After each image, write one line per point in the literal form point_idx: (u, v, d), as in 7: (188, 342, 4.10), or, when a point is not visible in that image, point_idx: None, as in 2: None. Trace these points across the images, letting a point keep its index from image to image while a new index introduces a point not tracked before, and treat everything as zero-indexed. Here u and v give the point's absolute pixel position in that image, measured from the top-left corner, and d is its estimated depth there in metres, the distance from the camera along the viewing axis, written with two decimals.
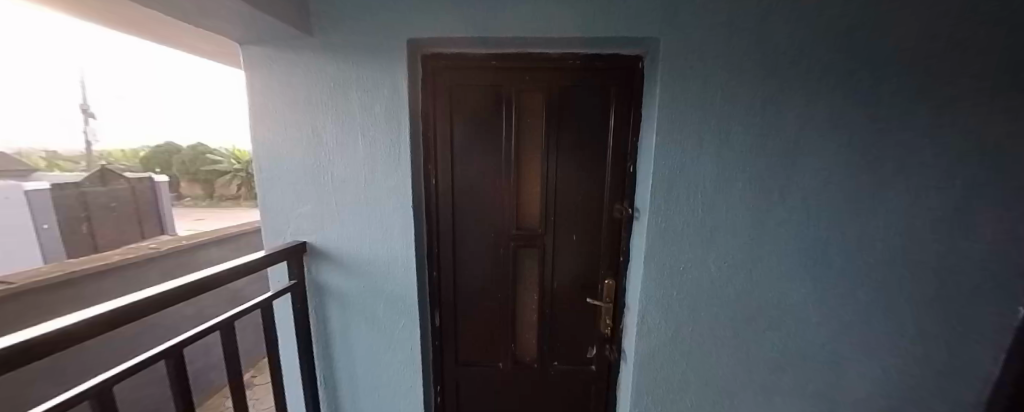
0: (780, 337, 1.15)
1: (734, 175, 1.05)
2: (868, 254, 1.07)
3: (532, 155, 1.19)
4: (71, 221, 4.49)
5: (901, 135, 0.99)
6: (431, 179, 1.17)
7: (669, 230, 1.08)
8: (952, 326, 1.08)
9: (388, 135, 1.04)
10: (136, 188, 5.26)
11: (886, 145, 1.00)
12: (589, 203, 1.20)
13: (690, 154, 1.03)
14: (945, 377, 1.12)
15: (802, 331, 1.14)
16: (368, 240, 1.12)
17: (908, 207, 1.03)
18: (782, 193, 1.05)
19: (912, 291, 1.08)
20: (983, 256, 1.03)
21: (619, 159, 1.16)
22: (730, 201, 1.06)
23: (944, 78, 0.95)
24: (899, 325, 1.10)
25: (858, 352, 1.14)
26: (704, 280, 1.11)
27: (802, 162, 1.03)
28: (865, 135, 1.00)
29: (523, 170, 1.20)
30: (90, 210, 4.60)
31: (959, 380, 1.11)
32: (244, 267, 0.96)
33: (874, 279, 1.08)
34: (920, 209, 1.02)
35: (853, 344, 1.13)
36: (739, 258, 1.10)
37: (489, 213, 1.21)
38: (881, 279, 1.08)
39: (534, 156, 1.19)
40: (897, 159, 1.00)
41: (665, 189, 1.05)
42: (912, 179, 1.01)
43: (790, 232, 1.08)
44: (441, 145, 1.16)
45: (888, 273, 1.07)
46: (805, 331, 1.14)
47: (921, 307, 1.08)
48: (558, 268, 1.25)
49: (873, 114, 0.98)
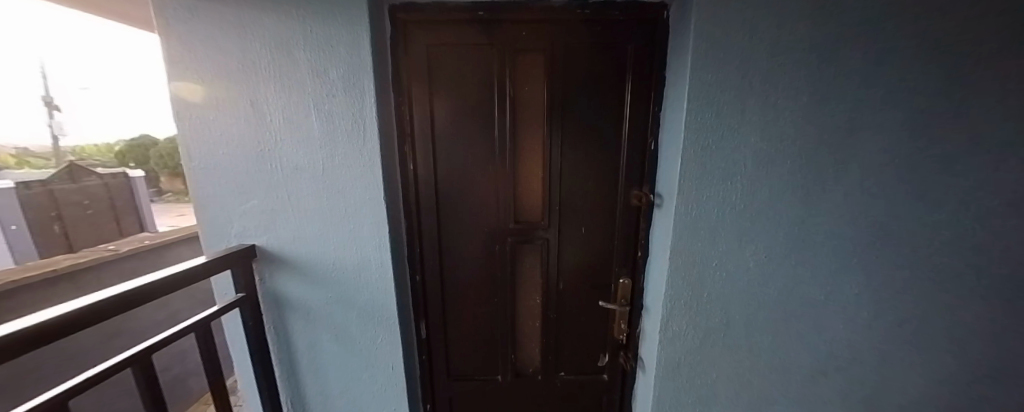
0: (825, 342, 0.97)
1: (780, 151, 0.84)
2: (937, 245, 0.88)
3: (530, 132, 0.98)
4: (43, 220, 4.18)
5: (995, 95, 0.78)
6: (408, 163, 0.95)
7: (700, 220, 0.88)
8: None
9: (348, 109, 0.81)
10: (110, 184, 4.96)
11: (971, 110, 0.79)
12: (600, 189, 1.00)
13: (727, 126, 0.82)
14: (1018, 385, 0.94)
15: (854, 336, 0.96)
16: (333, 241, 0.90)
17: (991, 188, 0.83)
18: (837, 172, 0.85)
19: (990, 287, 0.89)
20: None
21: (635, 134, 0.95)
22: (772, 184, 0.86)
23: None
24: (965, 328, 0.93)
25: (916, 360, 0.96)
26: (738, 279, 0.93)
27: (867, 132, 0.82)
28: (950, 96, 0.78)
29: (518, 150, 0.98)
30: (62, 208, 4.33)
31: None
32: (164, 282, 0.74)
33: (943, 275, 0.89)
34: (1007, 190, 0.83)
35: (911, 350, 0.95)
36: (780, 252, 0.91)
37: (479, 203, 1.00)
38: (950, 275, 0.89)
39: (531, 133, 0.98)
40: (987, 126, 0.80)
41: (696, 171, 0.84)
42: (1001, 152, 0.80)
43: (846, 219, 0.88)
44: (416, 123, 0.93)
45: (960, 268, 0.88)
46: (854, 335, 0.96)
47: (996, 308, 0.90)
48: (563, 267, 1.06)
49: (960, 68, 0.77)
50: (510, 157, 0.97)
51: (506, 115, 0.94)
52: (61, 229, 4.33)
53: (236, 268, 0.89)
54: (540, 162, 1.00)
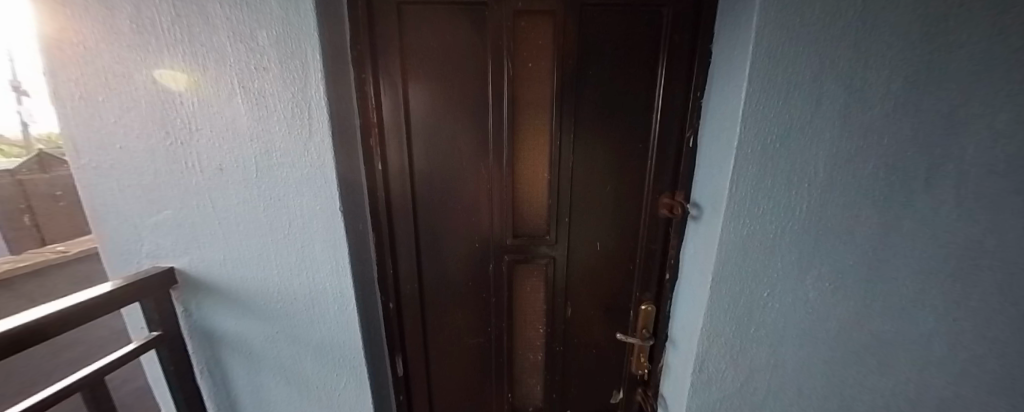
0: (898, 393, 0.77)
1: (859, 153, 0.64)
2: None
3: (533, 122, 0.76)
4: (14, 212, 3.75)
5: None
6: (376, 163, 0.73)
7: (751, 239, 0.68)
8: None
9: (287, 87, 0.59)
10: None
11: None
12: (620, 196, 0.80)
13: (795, 119, 0.62)
14: None
15: (934, 385, 0.76)
16: (274, 263, 0.69)
17: None
18: (929, 181, 0.65)
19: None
20: None
21: (667, 128, 0.75)
22: (848, 195, 0.66)
23: None
24: None
25: None
26: (793, 312, 0.74)
27: (973, 129, 0.63)
28: None
29: (516, 145, 0.77)
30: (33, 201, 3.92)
31: None
32: (38, 324, 0.55)
33: None
34: None
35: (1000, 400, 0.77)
36: (849, 281, 0.72)
37: (468, 213, 0.80)
38: None
39: (534, 125, 0.77)
40: None
41: (751, 178, 0.64)
42: None
43: (935, 240, 0.69)
44: (386, 110, 0.71)
45: None
46: (935, 381, 0.76)
47: None
48: (573, 291, 0.86)
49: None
50: (509, 155, 0.76)
51: (503, 101, 0.73)
52: (31, 222, 3.94)
53: (144, 300, 0.68)
54: (545, 163, 0.79)
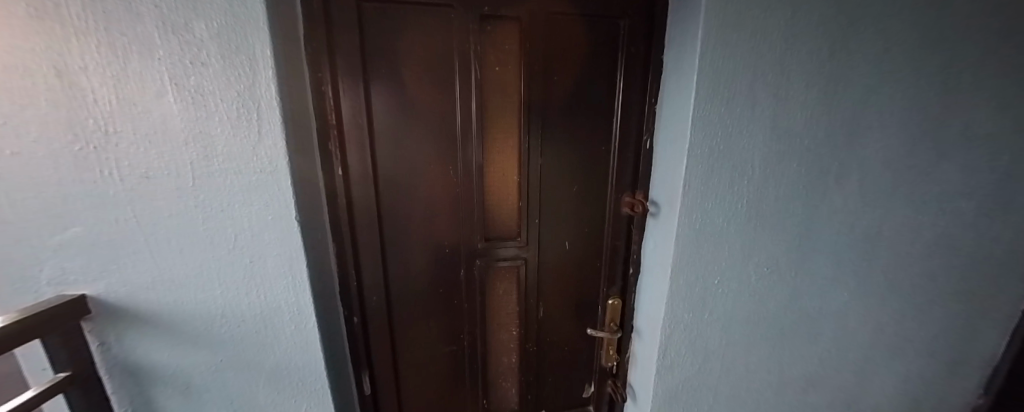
0: (816, 351, 0.92)
1: (788, 152, 0.74)
2: (906, 247, 0.88)
3: (501, 125, 0.77)
4: None
5: (963, 98, 0.79)
6: (336, 168, 0.69)
7: (703, 232, 0.75)
8: (965, 316, 0.98)
9: (230, 85, 0.53)
10: None
11: (939, 114, 0.79)
12: (586, 196, 0.84)
13: (738, 122, 0.69)
14: (954, 366, 1.03)
15: (836, 342, 0.93)
16: (217, 282, 0.61)
17: (948, 191, 0.85)
18: (836, 174, 0.78)
19: (944, 280, 0.94)
20: (1003, 240, 0.93)
21: (626, 131, 0.80)
22: (780, 189, 0.76)
23: (996, 34, 0.78)
24: (921, 322, 0.96)
25: (884, 356, 0.97)
26: (740, 296, 0.82)
27: (862, 134, 0.77)
28: (924, 100, 0.77)
29: (484, 148, 0.77)
30: None
31: (961, 369, 1.03)
32: None
33: (908, 274, 0.91)
34: (961, 192, 0.86)
35: (881, 348, 0.96)
36: (782, 263, 0.82)
37: (436, 218, 0.78)
38: (913, 273, 0.91)
39: (501, 129, 0.77)
40: (948, 131, 0.81)
41: (702, 176, 0.70)
42: (956, 155, 0.83)
43: (837, 225, 0.83)
44: (347, 112, 0.67)
45: (920, 266, 0.91)
46: (838, 339, 0.92)
47: (941, 301, 0.95)
48: (544, 291, 0.87)
49: (942, 70, 0.77)
50: (477, 158, 0.76)
51: (469, 104, 0.73)
52: None
53: (44, 338, 0.56)
54: (514, 165, 0.79)
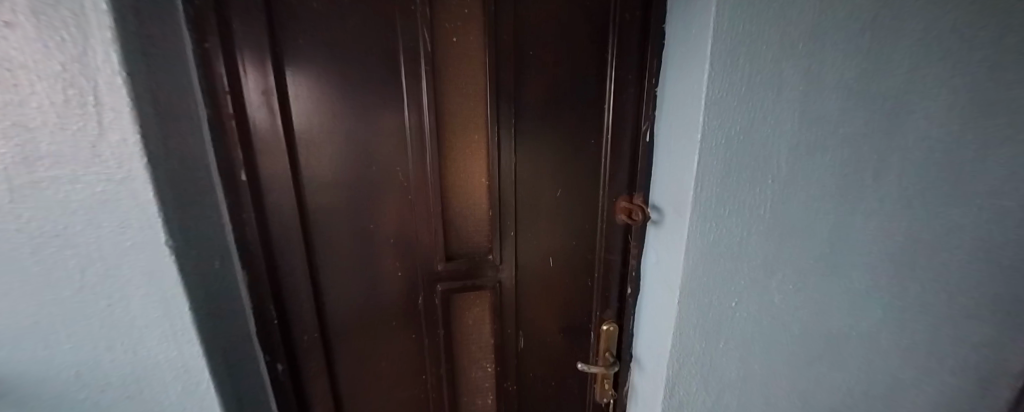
0: (844, 378, 0.78)
1: (818, 144, 0.60)
2: (947, 255, 0.76)
3: (463, 114, 0.60)
4: None
5: (1019, 75, 0.66)
6: (242, 172, 0.52)
7: (719, 246, 0.60)
8: (1006, 331, 0.86)
9: (32, 41, 0.33)
10: None
11: (990, 98, 0.66)
12: (572, 202, 0.69)
13: (761, 107, 0.54)
14: (993, 387, 0.90)
15: (868, 367, 0.79)
16: (48, 339, 0.42)
17: (995, 189, 0.73)
18: (872, 170, 0.65)
19: (988, 289, 0.81)
20: None
21: (620, 120, 0.65)
22: (808, 190, 0.62)
23: None
24: (959, 339, 0.84)
25: (918, 380, 0.84)
26: (761, 320, 0.68)
27: (902, 122, 0.63)
28: (973, 82, 0.65)
29: (442, 144, 0.60)
30: None
31: (1000, 390, 0.91)
32: None
33: (947, 287, 0.78)
34: (1010, 190, 0.74)
35: (915, 371, 0.83)
36: (809, 279, 0.68)
37: (384, 233, 0.62)
38: (952, 285, 0.78)
39: (463, 118, 0.60)
40: (998, 119, 0.68)
41: (717, 175, 0.55)
42: (1009, 148, 0.70)
43: (872, 232, 0.69)
44: (251, 97, 0.51)
45: (960, 276, 0.78)
46: (870, 363, 0.79)
47: (982, 315, 0.83)
48: (524, 318, 0.72)
49: (999, 45, 0.63)
50: (434, 156, 0.59)
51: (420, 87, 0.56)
52: None
53: None
54: (481, 165, 0.63)
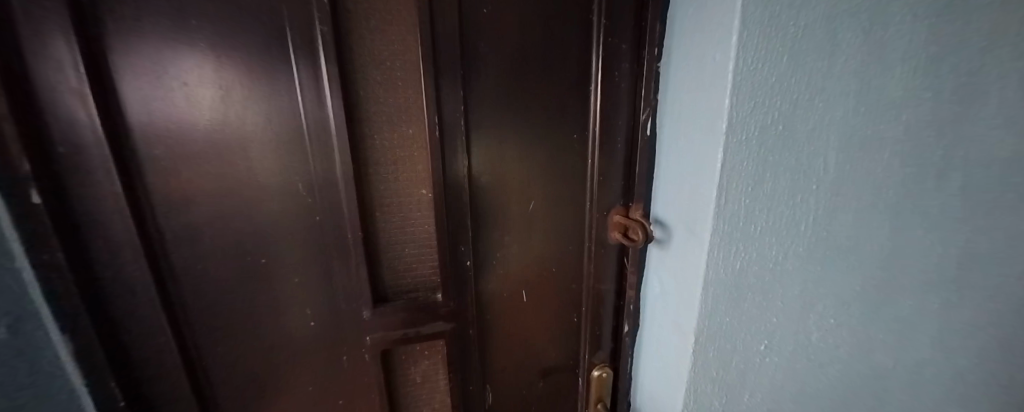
0: None
1: (872, 137, 0.45)
2: None
3: (387, 100, 0.41)
4: None
5: None
6: (47, 192, 0.35)
7: (745, 277, 0.44)
8: None
9: None
10: None
11: None
12: (549, 219, 0.52)
13: (803, 86, 0.39)
14: None
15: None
16: None
17: None
18: (938, 170, 0.49)
19: None
20: None
21: (613, 107, 0.47)
22: (858, 198, 0.47)
23: None
24: None
25: None
26: (794, 363, 0.53)
27: (981, 108, 0.48)
28: None
29: (358, 144, 0.41)
30: None
31: None
32: None
33: None
34: None
35: None
36: (855, 311, 0.53)
37: (286, 271, 0.44)
38: None
39: (388, 106, 0.41)
40: None
41: (746, 183, 0.40)
42: None
43: (941, 251, 0.53)
44: (48, 80, 0.33)
45: None
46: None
47: None
48: (491, 366, 0.56)
49: None
50: (346, 163, 0.40)
51: (313, 59, 0.37)
52: None
53: None
54: (420, 173, 0.44)
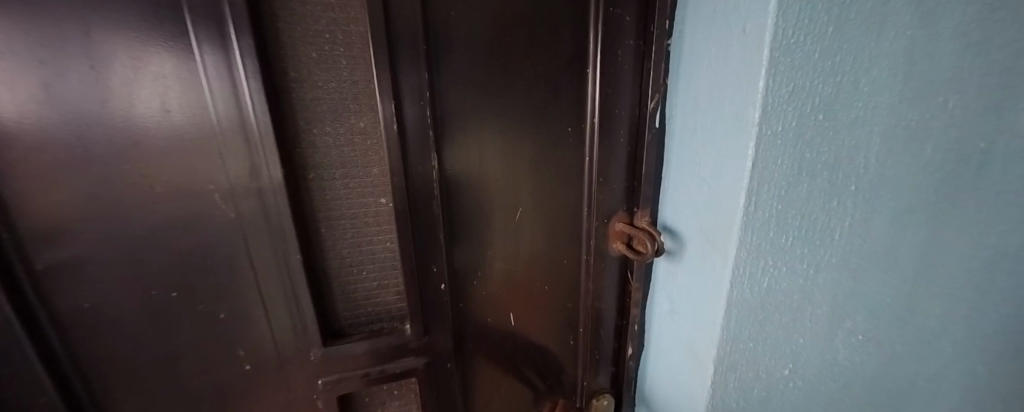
0: None
1: (915, 129, 0.38)
2: None
3: (329, 89, 0.32)
4: None
5: None
6: None
7: (773, 297, 0.37)
8: None
9: None
10: None
11: None
12: (541, 229, 0.44)
13: (845, 66, 0.32)
14: None
15: None
16: None
17: None
18: (980, 166, 0.43)
19: None
20: None
21: (613, 95, 0.39)
22: (895, 200, 0.40)
23: None
24: None
25: None
26: (818, 386, 0.47)
27: None
28: None
29: (292, 146, 0.32)
30: None
31: None
32: None
33: None
34: None
35: None
36: (885, 326, 0.47)
37: (212, 305, 0.35)
38: None
39: (331, 96, 0.32)
40: None
41: (779, 187, 0.33)
42: None
43: (976, 256, 0.48)
44: None
45: None
46: None
47: None
48: (475, 399, 0.48)
49: None
50: (275, 171, 0.32)
51: (219, 30, 0.27)
52: None
53: None
54: (377, 180, 0.36)
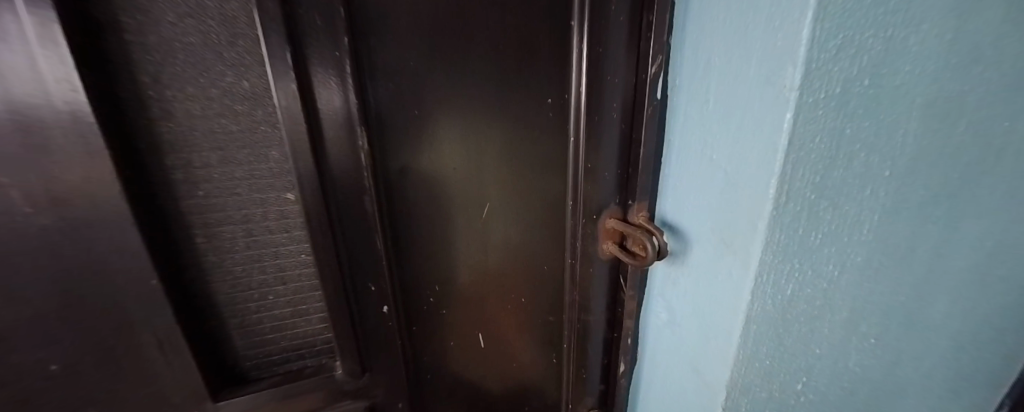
0: None
1: (949, 104, 0.32)
2: None
3: (187, 33, 0.22)
4: None
5: None
6: None
7: (795, 306, 0.31)
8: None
9: None
10: None
11: None
12: (512, 227, 0.36)
13: (900, 15, 0.25)
14: None
15: None
16: None
17: None
18: (1002, 147, 0.39)
19: None
20: None
21: (604, 58, 0.30)
22: (921, 188, 0.35)
23: None
24: None
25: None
26: (827, 397, 0.42)
27: None
28: None
29: (140, 120, 0.23)
30: None
31: None
32: None
33: None
34: None
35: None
36: (893, 325, 0.43)
37: (47, 351, 0.25)
38: None
39: (195, 43, 0.22)
40: None
41: (812, 172, 0.25)
42: None
43: (982, 245, 0.44)
44: None
45: None
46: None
47: None
48: None
49: None
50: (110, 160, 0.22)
51: None
52: None
53: None
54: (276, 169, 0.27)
